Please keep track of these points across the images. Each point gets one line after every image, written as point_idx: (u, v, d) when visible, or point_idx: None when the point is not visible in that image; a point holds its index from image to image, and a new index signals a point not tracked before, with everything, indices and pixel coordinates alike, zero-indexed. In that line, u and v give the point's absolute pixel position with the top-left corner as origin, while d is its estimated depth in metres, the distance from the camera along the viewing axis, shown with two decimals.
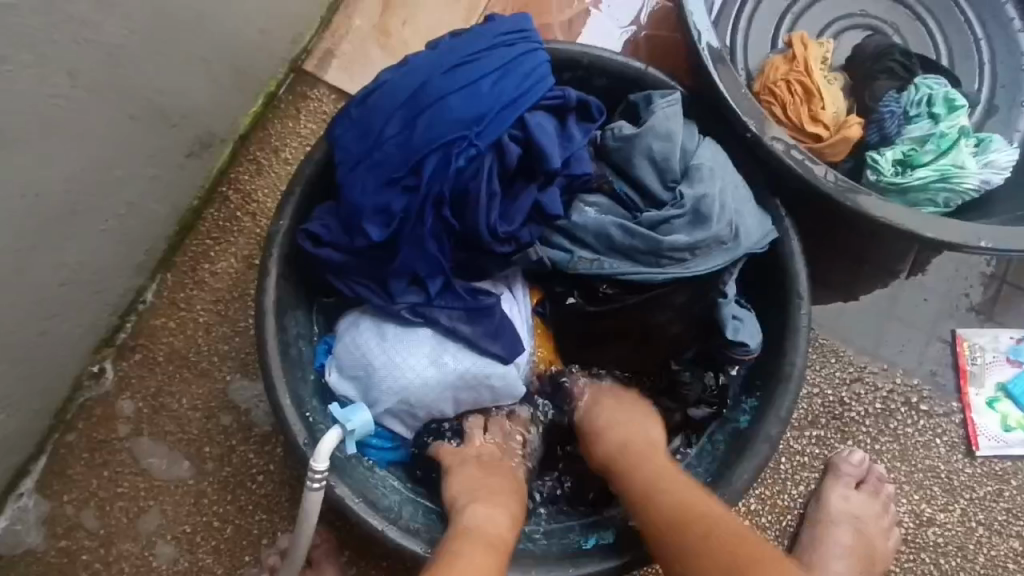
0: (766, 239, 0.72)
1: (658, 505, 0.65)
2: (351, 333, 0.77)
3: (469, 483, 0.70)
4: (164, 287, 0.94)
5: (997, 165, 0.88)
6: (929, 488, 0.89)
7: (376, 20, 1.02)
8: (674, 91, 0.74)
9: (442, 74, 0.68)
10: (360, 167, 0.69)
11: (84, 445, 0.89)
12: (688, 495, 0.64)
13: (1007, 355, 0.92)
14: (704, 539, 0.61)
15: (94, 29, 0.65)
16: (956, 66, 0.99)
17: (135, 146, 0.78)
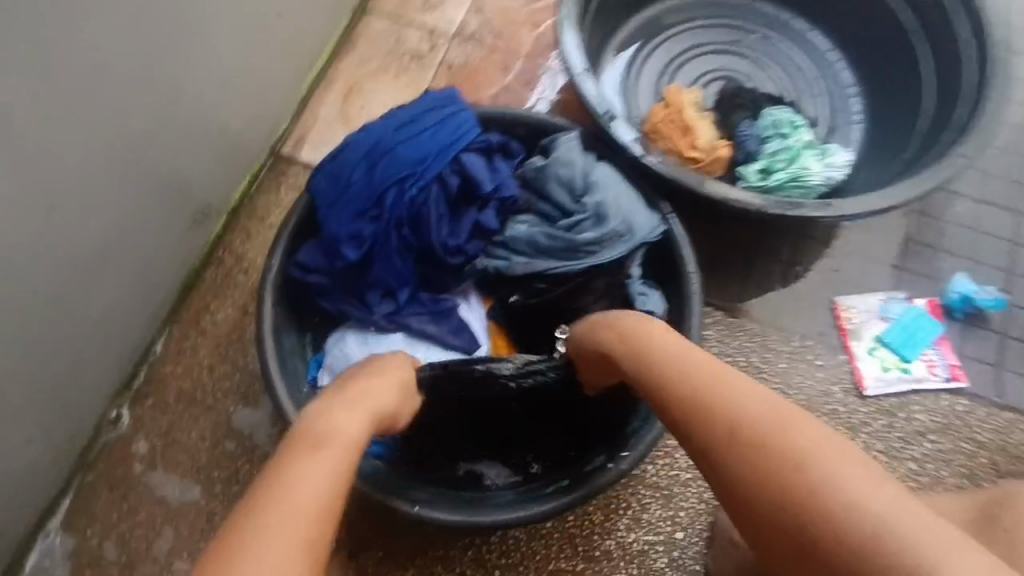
0: (656, 231, 0.93)
1: (674, 375, 0.66)
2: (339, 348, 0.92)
3: (365, 390, 0.71)
4: (171, 338, 1.09)
5: (836, 165, 1.15)
6: (834, 427, 1.07)
7: (339, 109, 1.26)
8: (572, 130, 0.97)
9: (393, 132, 0.90)
10: (336, 206, 0.88)
11: (104, 482, 1.01)
12: (706, 372, 0.64)
13: (878, 312, 1.13)
14: (735, 420, 0.58)
15: (122, 123, 0.85)
16: (800, 98, 1.26)
17: (148, 215, 0.96)
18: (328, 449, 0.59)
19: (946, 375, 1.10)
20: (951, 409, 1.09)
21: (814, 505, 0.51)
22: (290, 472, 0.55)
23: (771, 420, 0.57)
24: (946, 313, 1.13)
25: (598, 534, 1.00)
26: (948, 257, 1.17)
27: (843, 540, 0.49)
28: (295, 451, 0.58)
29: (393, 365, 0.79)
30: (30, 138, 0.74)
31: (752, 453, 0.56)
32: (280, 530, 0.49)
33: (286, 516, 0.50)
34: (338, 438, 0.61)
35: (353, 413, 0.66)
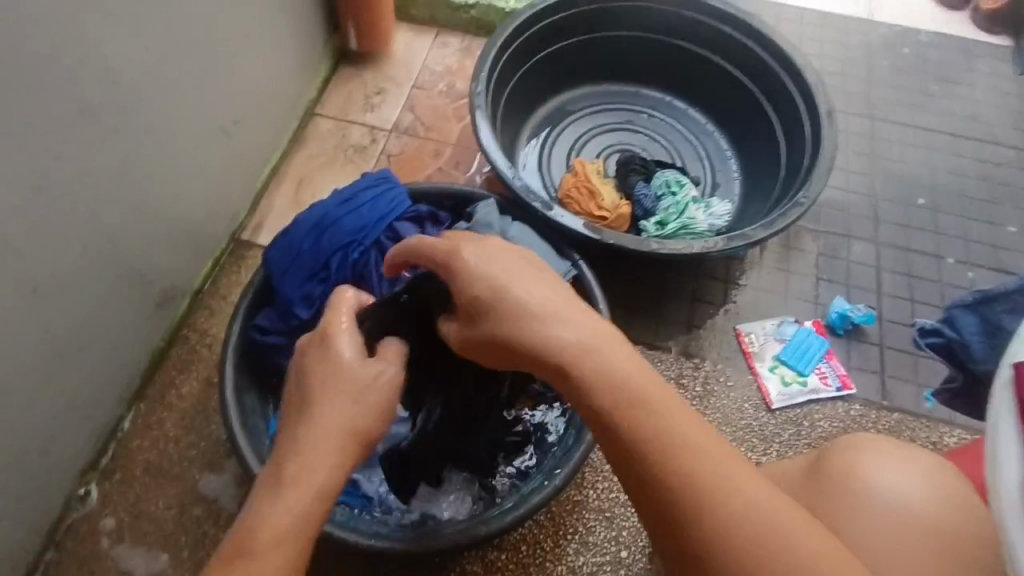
0: (568, 274, 1.10)
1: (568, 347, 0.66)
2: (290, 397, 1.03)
3: (330, 395, 0.70)
4: (139, 415, 1.16)
5: (718, 214, 1.36)
6: (750, 440, 1.21)
7: (291, 198, 1.42)
8: (490, 199, 1.16)
9: (336, 207, 1.06)
10: (289, 273, 1.02)
11: (72, 559, 1.04)
12: (616, 350, 0.67)
13: (774, 335, 1.30)
14: (633, 405, 0.64)
15: (100, 219, 0.99)
16: (687, 162, 1.50)
17: (120, 299, 1.07)
18: (293, 489, 0.64)
19: (838, 384, 1.26)
20: (847, 414, 1.24)
21: (713, 502, 0.59)
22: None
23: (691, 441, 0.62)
24: (830, 331, 1.32)
25: (550, 560, 1.08)
26: (826, 284, 1.38)
27: (728, 531, 0.59)
28: (229, 559, 0.60)
29: (345, 341, 0.75)
30: (21, 234, 0.86)
31: (670, 451, 0.62)
32: (262, 574, 0.59)
33: (264, 561, 0.60)
34: (275, 526, 0.62)
35: (290, 494, 0.64)
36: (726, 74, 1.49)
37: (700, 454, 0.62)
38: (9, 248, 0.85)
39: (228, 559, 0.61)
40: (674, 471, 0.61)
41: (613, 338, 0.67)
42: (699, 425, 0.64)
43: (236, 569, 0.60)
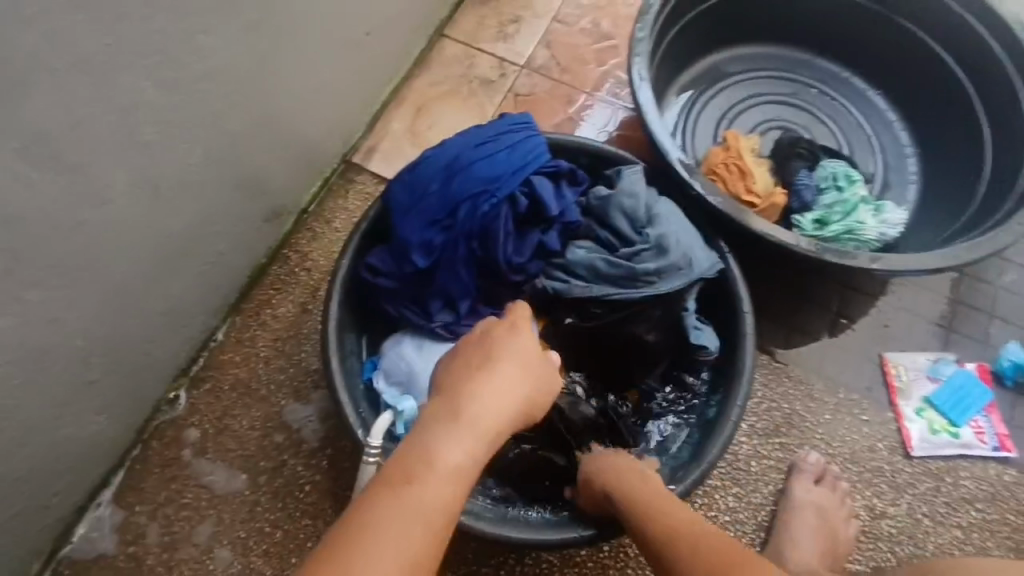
0: (715, 267, 0.95)
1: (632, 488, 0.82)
2: (398, 340, 0.97)
3: (502, 369, 0.68)
4: (232, 328, 1.13)
5: (892, 222, 1.17)
6: (878, 484, 1.06)
7: (409, 125, 1.32)
8: (636, 164, 1.02)
9: (470, 149, 0.95)
10: (409, 214, 0.93)
11: (156, 461, 1.04)
12: (654, 483, 0.83)
13: (927, 373, 1.13)
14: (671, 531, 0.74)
15: (227, 121, 0.91)
16: (856, 153, 1.29)
17: (232, 209, 1.01)
18: (459, 442, 0.61)
19: (995, 443, 1.09)
20: (1000, 478, 1.07)
21: None
22: (393, 496, 0.56)
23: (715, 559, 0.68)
24: (996, 379, 1.13)
25: (632, 568, 0.99)
26: (1000, 324, 1.18)
27: None
28: (394, 479, 0.57)
29: (524, 325, 0.74)
30: (150, 126, 0.80)
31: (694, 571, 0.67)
32: (413, 521, 0.55)
33: (417, 506, 0.56)
34: (447, 465, 0.59)
35: (464, 436, 0.62)
36: (929, 54, 1.25)
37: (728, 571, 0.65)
38: (137, 139, 0.79)
39: (378, 495, 0.56)
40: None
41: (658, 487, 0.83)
42: (725, 539, 0.69)
43: (387, 507, 0.55)
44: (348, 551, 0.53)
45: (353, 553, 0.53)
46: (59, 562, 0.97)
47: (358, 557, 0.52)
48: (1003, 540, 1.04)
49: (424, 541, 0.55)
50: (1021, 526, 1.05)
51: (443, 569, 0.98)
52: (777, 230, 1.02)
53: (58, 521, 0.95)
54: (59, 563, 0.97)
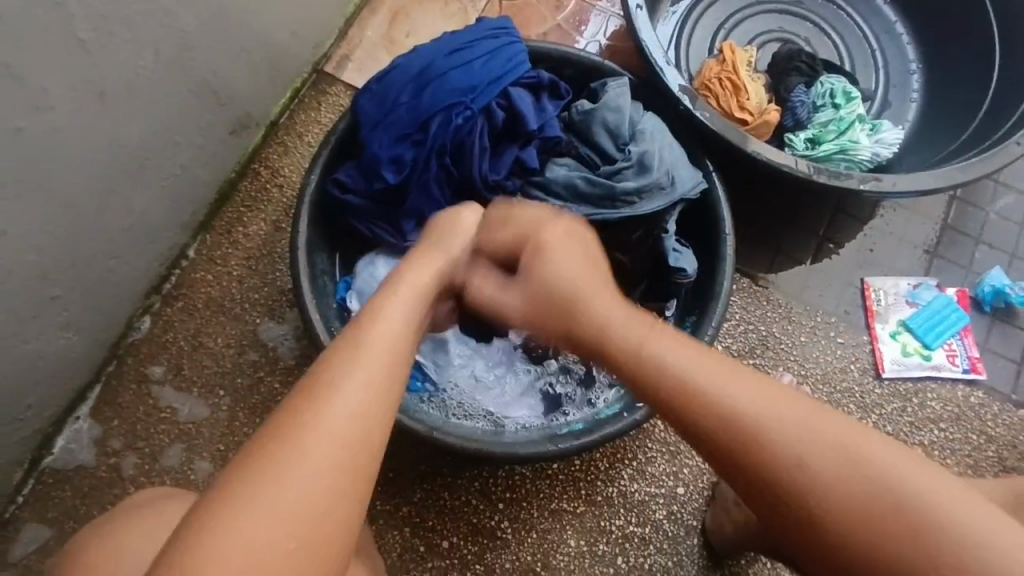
0: (698, 187, 0.92)
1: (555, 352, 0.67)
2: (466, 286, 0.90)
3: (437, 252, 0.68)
4: (203, 246, 1.11)
5: (887, 142, 1.12)
6: (846, 405, 1.08)
7: (384, 31, 1.24)
8: (623, 77, 0.96)
9: (444, 56, 0.89)
10: (379, 127, 0.88)
11: (132, 377, 1.04)
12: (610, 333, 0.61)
13: (906, 297, 1.13)
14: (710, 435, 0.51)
15: (178, 20, 0.84)
16: (857, 69, 1.22)
17: (192, 119, 0.96)
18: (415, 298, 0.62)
19: (966, 366, 1.10)
20: (966, 400, 1.09)
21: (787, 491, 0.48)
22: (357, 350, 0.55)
23: (749, 394, 0.50)
24: (975, 304, 1.14)
25: (602, 480, 1.03)
26: (985, 249, 1.17)
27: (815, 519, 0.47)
28: (352, 338, 0.56)
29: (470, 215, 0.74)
30: (85, 23, 0.73)
31: (712, 423, 0.50)
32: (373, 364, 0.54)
33: (372, 363, 0.54)
34: (394, 318, 0.58)
35: (415, 294, 0.62)
36: None
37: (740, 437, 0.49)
38: (73, 37, 0.72)
39: (324, 366, 0.53)
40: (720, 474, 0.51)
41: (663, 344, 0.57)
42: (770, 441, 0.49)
43: (336, 375, 0.52)
44: (286, 422, 0.50)
45: (291, 424, 0.49)
46: (42, 472, 0.99)
47: (313, 414, 0.50)
48: (963, 458, 1.07)
49: (390, 370, 0.54)
50: (982, 446, 1.08)
51: (419, 478, 1.01)
52: (776, 151, 0.96)
53: (36, 433, 0.96)
54: (41, 473, 0.99)
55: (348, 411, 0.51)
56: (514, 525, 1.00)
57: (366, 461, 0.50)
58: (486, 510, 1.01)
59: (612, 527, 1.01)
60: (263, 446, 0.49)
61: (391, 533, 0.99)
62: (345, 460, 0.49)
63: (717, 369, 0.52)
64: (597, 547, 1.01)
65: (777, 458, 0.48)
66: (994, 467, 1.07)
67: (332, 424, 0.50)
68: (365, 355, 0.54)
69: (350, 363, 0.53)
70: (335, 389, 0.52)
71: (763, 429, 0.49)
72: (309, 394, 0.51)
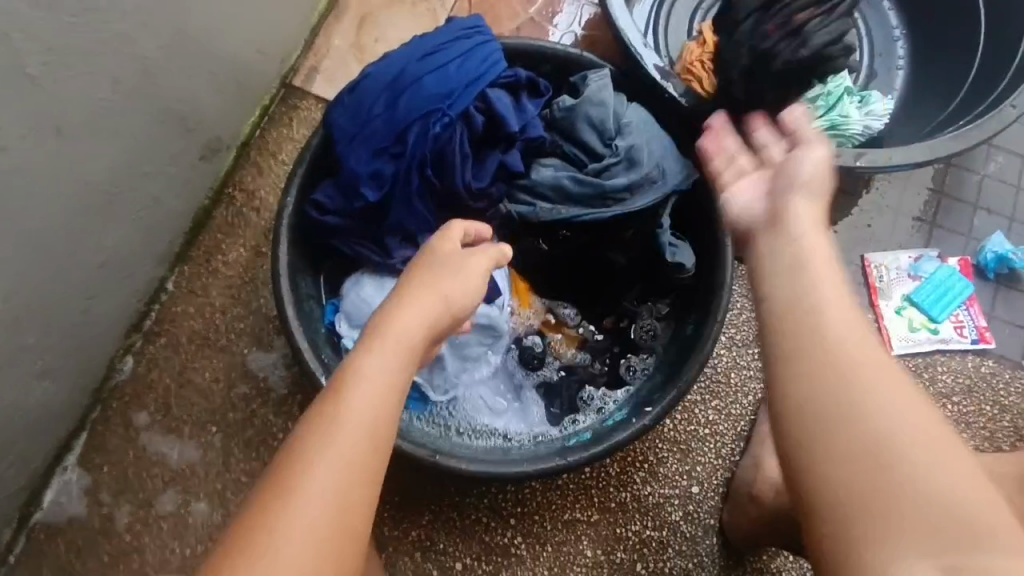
0: (689, 177, 0.89)
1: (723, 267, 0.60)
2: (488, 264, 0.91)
3: (415, 299, 0.62)
4: (183, 278, 1.07)
5: (878, 113, 1.08)
6: None
7: (353, 39, 1.19)
8: (603, 68, 0.92)
9: (416, 62, 0.85)
10: (355, 142, 0.84)
11: (119, 420, 1.00)
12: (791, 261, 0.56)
13: (909, 271, 1.10)
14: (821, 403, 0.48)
15: (133, 45, 0.79)
16: (841, 41, 1.19)
17: (160, 149, 0.91)
18: (393, 352, 0.57)
19: (974, 336, 1.08)
20: (976, 371, 1.07)
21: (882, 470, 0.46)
22: (330, 426, 0.51)
23: (853, 341, 0.50)
24: (978, 272, 1.11)
25: (614, 486, 1.00)
26: (984, 215, 1.14)
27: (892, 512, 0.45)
28: (324, 411, 0.52)
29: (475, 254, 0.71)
30: (33, 57, 0.68)
31: (814, 353, 0.50)
32: (347, 443, 0.50)
33: (343, 446, 0.50)
34: (371, 381, 0.54)
35: (389, 350, 0.57)
36: None
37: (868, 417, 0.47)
38: (20, 73, 0.67)
39: (297, 445, 0.51)
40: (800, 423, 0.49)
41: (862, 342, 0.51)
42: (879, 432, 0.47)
43: (308, 456, 0.50)
44: (264, 514, 0.47)
45: (269, 515, 0.47)
46: (33, 528, 0.95)
47: (285, 507, 0.47)
48: (978, 430, 1.05)
49: (366, 449, 0.51)
50: (996, 416, 1.06)
51: (426, 500, 0.98)
52: None
53: (23, 489, 0.92)
54: (31, 529, 0.95)
55: (328, 494, 0.48)
56: (527, 540, 0.97)
57: (342, 550, 0.48)
58: (498, 528, 0.97)
59: (628, 533, 0.99)
60: (244, 540, 0.47)
61: (402, 560, 0.96)
62: (331, 548, 0.47)
63: (835, 315, 0.51)
64: (614, 555, 0.98)
65: (838, 405, 0.48)
66: (1010, 437, 1.05)
67: (311, 512, 0.48)
68: (342, 432, 0.51)
69: (322, 442, 0.50)
70: (305, 476, 0.49)
71: (857, 374, 0.49)
72: (282, 480, 0.49)
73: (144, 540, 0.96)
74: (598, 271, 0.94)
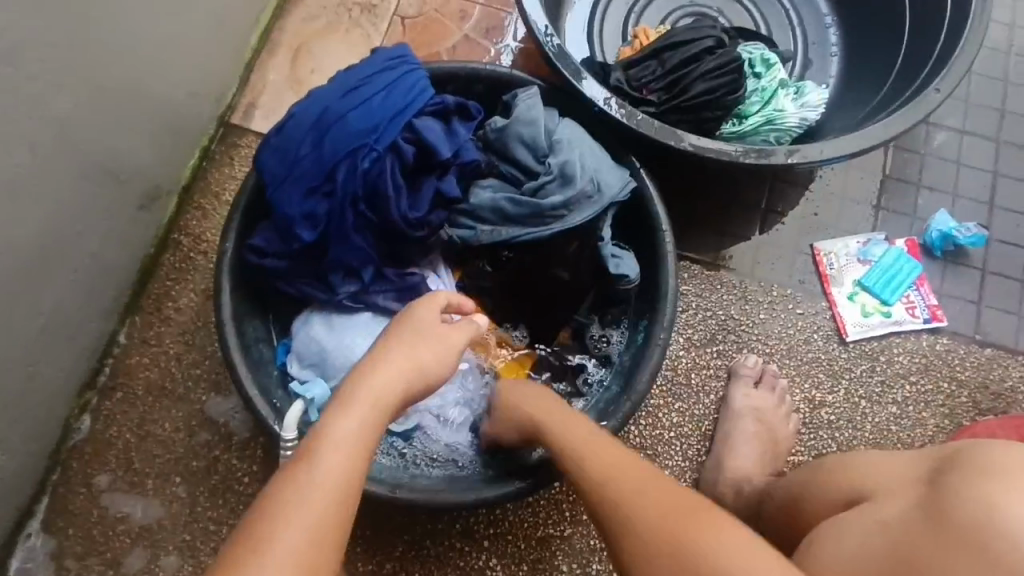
0: (627, 188, 0.89)
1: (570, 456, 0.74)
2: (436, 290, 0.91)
3: (391, 356, 0.63)
4: (134, 329, 1.05)
5: (813, 103, 1.10)
6: (816, 375, 1.07)
7: (288, 71, 1.19)
8: (532, 86, 0.93)
9: (340, 99, 0.85)
10: (286, 183, 0.84)
11: (80, 481, 0.99)
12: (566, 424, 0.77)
13: (858, 256, 1.11)
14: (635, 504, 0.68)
15: (49, 107, 0.78)
16: (774, 32, 1.20)
17: (91, 204, 0.90)
18: (363, 417, 0.58)
19: (926, 315, 1.10)
20: (931, 349, 1.09)
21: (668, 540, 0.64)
22: (297, 490, 0.52)
23: (604, 462, 0.72)
24: (925, 251, 1.13)
25: None
26: (927, 194, 1.16)
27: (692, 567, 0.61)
28: (294, 473, 0.53)
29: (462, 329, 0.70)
30: None
31: (589, 468, 0.72)
32: (314, 506, 0.52)
33: (308, 508, 0.52)
34: (339, 446, 0.55)
35: (358, 412, 0.58)
36: None
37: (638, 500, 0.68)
38: None
39: (266, 506, 0.52)
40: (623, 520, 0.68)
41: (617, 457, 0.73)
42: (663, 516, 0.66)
43: (279, 521, 0.51)
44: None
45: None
46: None
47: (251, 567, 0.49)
48: (938, 407, 1.06)
49: (332, 514, 0.52)
50: (954, 392, 1.07)
51: (398, 531, 0.97)
52: (709, 140, 0.93)
53: None
54: None
55: (294, 556, 0.50)
56: (503, 561, 0.97)
57: None
58: (472, 551, 0.97)
59: (602, 543, 0.99)
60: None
61: None
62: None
63: (570, 407, 0.81)
64: (590, 566, 0.98)
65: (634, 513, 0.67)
66: (970, 411, 1.07)
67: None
68: (309, 495, 0.52)
69: (289, 505, 0.52)
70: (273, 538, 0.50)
71: (620, 484, 0.69)
72: (250, 540, 0.50)
73: None
74: (546, 288, 0.94)
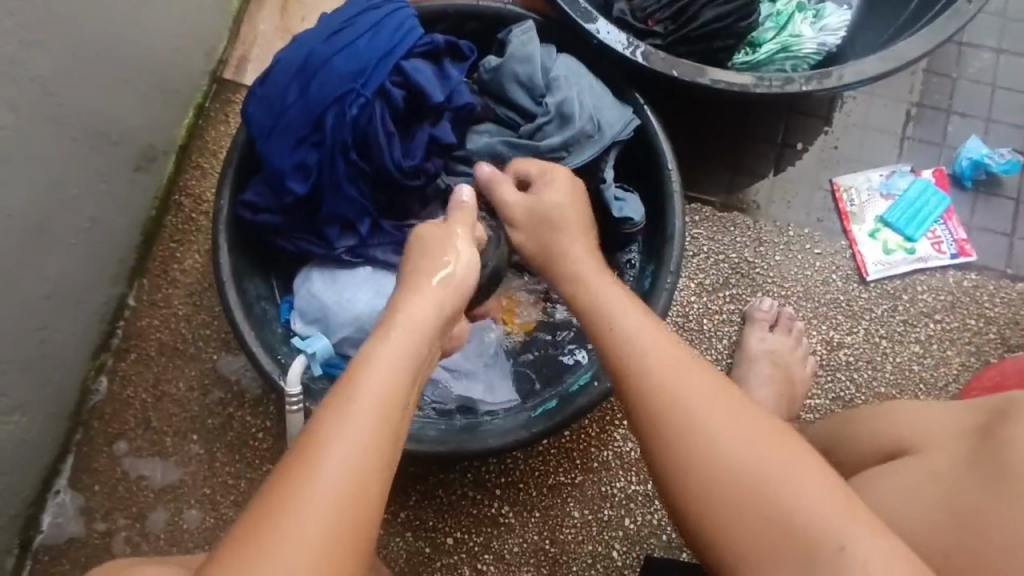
0: (629, 125, 0.85)
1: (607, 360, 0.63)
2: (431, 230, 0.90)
3: (422, 287, 0.65)
4: (142, 291, 1.06)
5: (833, 27, 1.02)
6: (834, 317, 1.03)
7: (278, 21, 1.15)
8: (528, 20, 0.87)
9: (324, 43, 0.81)
10: (274, 135, 0.81)
11: (103, 440, 1.02)
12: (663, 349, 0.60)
13: (880, 190, 1.06)
14: (717, 479, 0.52)
15: (29, 67, 0.76)
16: None
17: (83, 168, 0.89)
18: (403, 339, 0.59)
19: (954, 250, 1.04)
20: (959, 285, 1.04)
21: (716, 469, 0.52)
22: (348, 411, 0.52)
23: (693, 381, 0.57)
24: (954, 183, 1.06)
25: (595, 446, 1.00)
26: (958, 120, 1.08)
27: (739, 505, 0.51)
28: (341, 398, 0.53)
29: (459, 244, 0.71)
30: None
31: (657, 408, 0.56)
32: (366, 419, 0.52)
33: (359, 424, 0.52)
34: (385, 364, 0.56)
35: (401, 336, 0.59)
36: None
37: (721, 456, 0.53)
38: None
39: (320, 421, 0.52)
40: (673, 454, 0.55)
41: (711, 390, 0.56)
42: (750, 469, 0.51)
43: (325, 436, 0.51)
44: (287, 485, 0.49)
45: (295, 484, 0.49)
46: (36, 552, 0.98)
47: (313, 471, 0.49)
48: (964, 346, 1.02)
49: (386, 433, 0.53)
50: (982, 330, 1.03)
51: (411, 481, 0.99)
52: (721, 72, 0.87)
53: (19, 516, 0.95)
54: (35, 553, 0.98)
55: (349, 467, 0.50)
56: (515, 508, 0.98)
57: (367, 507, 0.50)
58: (484, 499, 0.98)
59: (614, 490, 0.99)
60: (279, 499, 0.49)
61: (394, 541, 0.97)
62: (347, 522, 0.49)
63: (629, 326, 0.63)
64: (602, 513, 0.98)
65: (699, 434, 0.54)
66: (998, 348, 1.02)
67: (333, 482, 0.49)
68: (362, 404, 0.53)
69: (341, 419, 0.52)
70: (326, 449, 0.50)
71: (709, 424, 0.54)
72: (305, 452, 0.51)
73: (144, 550, 0.99)
74: None
